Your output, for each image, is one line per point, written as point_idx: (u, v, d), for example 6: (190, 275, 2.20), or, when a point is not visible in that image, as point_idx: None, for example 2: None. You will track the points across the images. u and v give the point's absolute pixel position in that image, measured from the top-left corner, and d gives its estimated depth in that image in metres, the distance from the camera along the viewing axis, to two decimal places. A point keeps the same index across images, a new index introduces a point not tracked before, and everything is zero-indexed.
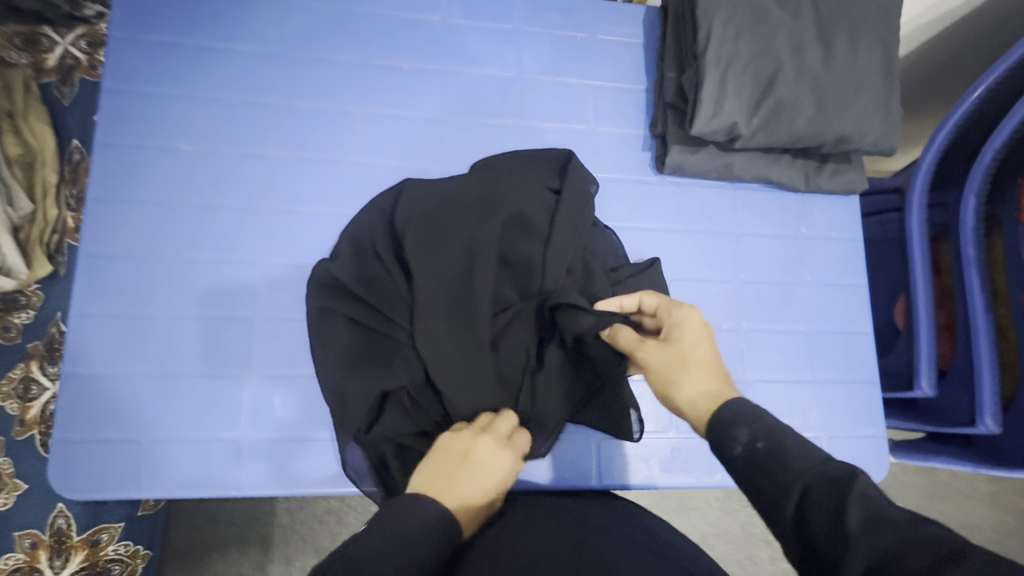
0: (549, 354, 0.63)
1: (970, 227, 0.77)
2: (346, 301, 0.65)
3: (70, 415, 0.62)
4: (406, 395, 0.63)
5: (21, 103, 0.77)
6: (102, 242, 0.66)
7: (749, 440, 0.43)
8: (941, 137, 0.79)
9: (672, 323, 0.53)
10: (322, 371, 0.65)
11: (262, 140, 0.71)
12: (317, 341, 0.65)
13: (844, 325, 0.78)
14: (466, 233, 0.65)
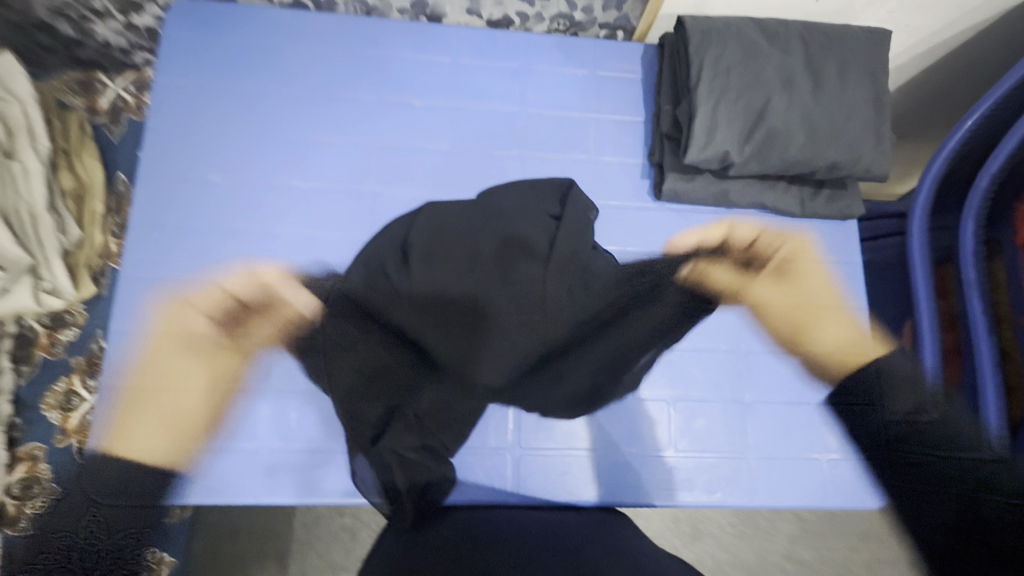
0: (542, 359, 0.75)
1: (969, 251, 0.79)
2: (362, 319, 0.74)
3: (105, 426, 0.67)
4: (420, 401, 0.72)
5: (75, 142, 0.86)
6: (139, 266, 0.72)
7: (911, 413, 0.81)
8: (939, 161, 0.80)
9: (795, 262, 0.82)
10: (333, 384, 0.71)
11: (287, 172, 0.77)
12: (330, 357, 0.72)
13: (845, 347, 0.79)
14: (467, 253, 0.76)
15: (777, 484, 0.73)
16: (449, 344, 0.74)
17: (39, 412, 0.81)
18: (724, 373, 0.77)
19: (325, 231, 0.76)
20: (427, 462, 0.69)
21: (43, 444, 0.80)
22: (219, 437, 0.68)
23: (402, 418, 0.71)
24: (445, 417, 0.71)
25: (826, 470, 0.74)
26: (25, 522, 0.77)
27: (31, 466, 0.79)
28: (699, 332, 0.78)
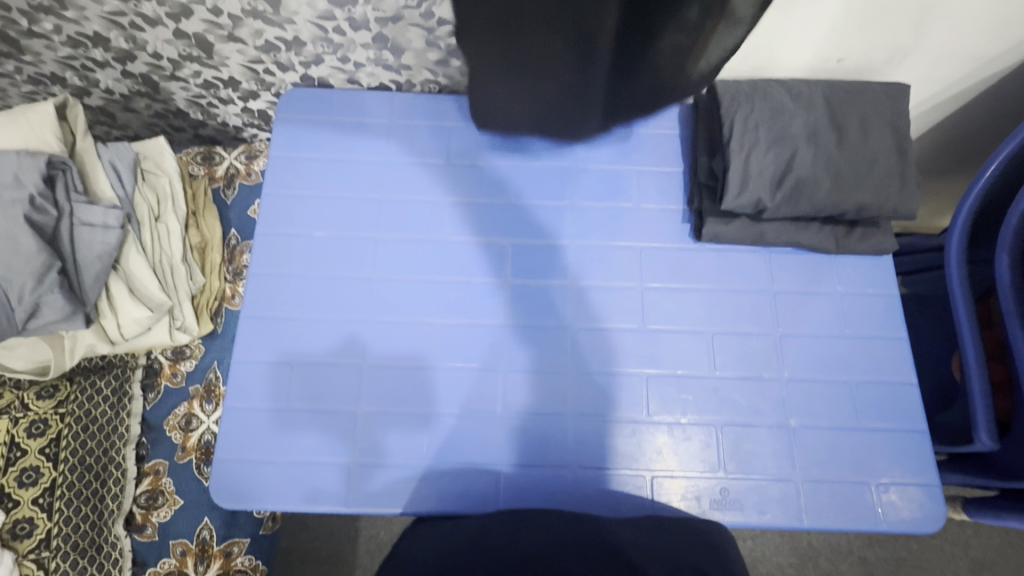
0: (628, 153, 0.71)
1: (1008, 282, 0.81)
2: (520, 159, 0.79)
3: (227, 441, 0.79)
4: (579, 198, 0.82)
5: (202, 205, 1.04)
6: (258, 306, 0.86)
7: None
8: (969, 202, 0.85)
9: None
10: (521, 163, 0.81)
11: (375, 226, 0.91)
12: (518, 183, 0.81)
13: (886, 375, 0.83)
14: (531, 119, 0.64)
15: (829, 508, 0.77)
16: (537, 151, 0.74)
17: (163, 433, 0.95)
18: (767, 399, 0.82)
19: (404, 273, 0.88)
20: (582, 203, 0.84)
21: (165, 460, 0.93)
22: (319, 450, 0.79)
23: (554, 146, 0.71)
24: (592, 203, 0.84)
25: (875, 496, 0.77)
26: (151, 528, 0.90)
27: (155, 480, 0.92)
28: (742, 360, 0.84)
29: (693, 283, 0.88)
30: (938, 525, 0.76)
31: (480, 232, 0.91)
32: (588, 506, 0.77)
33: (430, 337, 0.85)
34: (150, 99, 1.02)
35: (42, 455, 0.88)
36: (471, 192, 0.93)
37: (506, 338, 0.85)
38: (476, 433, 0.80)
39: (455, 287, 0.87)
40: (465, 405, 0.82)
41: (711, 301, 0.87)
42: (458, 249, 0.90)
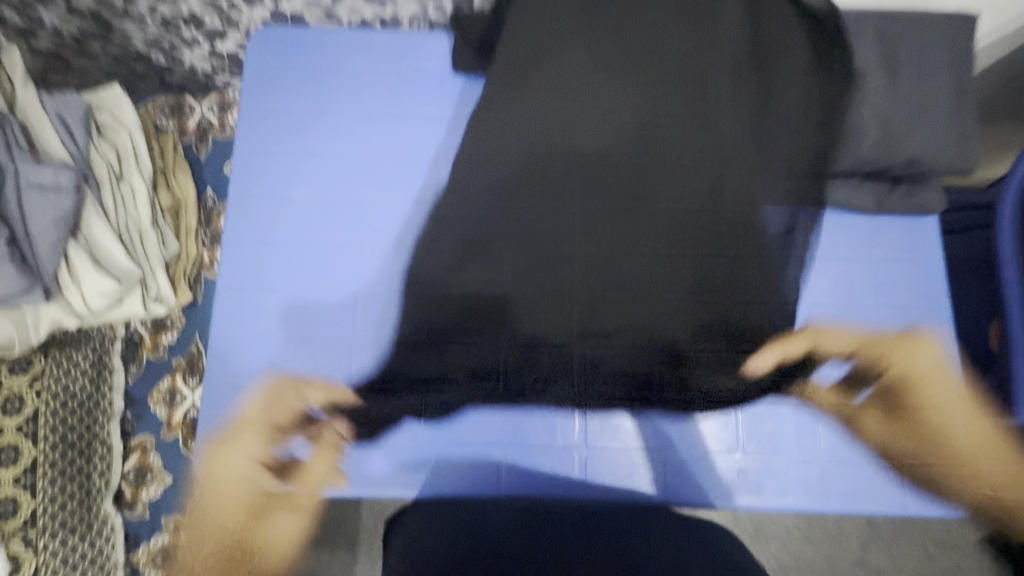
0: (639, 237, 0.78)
1: None
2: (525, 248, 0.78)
3: (210, 423, 0.74)
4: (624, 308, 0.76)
5: (171, 161, 0.95)
6: (236, 276, 0.78)
7: None
8: None
9: None
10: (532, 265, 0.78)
11: (359, 185, 0.82)
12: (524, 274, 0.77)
13: (921, 349, 0.76)
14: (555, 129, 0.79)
15: (854, 491, 0.72)
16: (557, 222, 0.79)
17: (148, 407, 0.92)
18: (792, 375, 0.75)
19: (396, 239, 0.80)
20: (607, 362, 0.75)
21: (151, 436, 0.91)
22: (311, 430, 0.74)
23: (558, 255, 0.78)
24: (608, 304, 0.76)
25: (903, 476, 0.72)
26: (140, 505, 0.88)
27: (142, 456, 0.91)
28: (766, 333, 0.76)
29: (735, 273, 0.77)
30: (970, 507, 0.71)
31: (489, 208, 0.78)
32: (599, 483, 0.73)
33: (435, 345, 0.75)
34: (104, 42, 0.88)
35: (21, 433, 0.78)
36: (476, 163, 0.79)
37: (499, 358, 0.75)
38: (479, 418, 0.74)
39: (466, 270, 0.77)
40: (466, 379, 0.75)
41: (746, 274, 0.76)
42: (462, 233, 0.78)
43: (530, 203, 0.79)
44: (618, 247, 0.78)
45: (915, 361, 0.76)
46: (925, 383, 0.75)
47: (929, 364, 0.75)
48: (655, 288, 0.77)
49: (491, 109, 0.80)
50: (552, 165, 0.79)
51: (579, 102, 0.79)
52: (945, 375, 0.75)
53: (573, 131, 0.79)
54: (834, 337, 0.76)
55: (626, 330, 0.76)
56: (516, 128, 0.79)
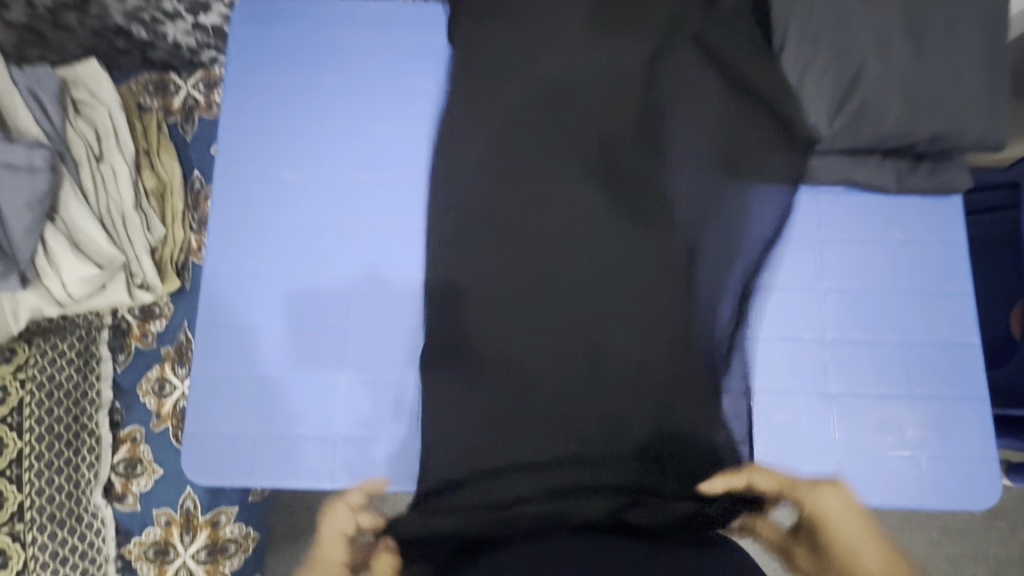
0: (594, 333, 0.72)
1: None
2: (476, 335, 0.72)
3: (199, 413, 0.71)
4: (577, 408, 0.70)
5: (155, 142, 0.90)
6: (223, 261, 0.75)
7: None
8: None
9: None
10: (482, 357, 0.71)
11: (351, 165, 0.78)
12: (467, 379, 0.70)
13: (943, 335, 0.72)
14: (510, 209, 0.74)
15: (872, 484, 0.69)
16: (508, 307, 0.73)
17: (137, 398, 0.87)
18: (807, 364, 0.72)
19: (391, 221, 0.76)
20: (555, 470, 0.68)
21: (142, 427, 0.86)
22: (305, 422, 0.71)
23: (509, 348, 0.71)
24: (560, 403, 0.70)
25: (923, 468, 0.69)
26: (131, 498, 0.84)
27: (133, 447, 0.86)
28: (779, 320, 0.73)
29: (691, 385, 0.70)
30: (993, 499, 0.68)
31: (492, 219, 0.74)
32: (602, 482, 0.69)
33: (447, 374, 0.71)
34: (81, 14, 0.84)
35: (4, 425, 0.80)
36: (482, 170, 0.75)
37: (448, 454, 0.69)
38: (490, 445, 0.69)
39: (474, 292, 0.72)
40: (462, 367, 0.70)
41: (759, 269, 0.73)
42: (472, 251, 0.73)
43: (481, 292, 0.73)
44: (632, 262, 0.73)
45: (824, 498, 0.67)
46: (838, 531, 0.65)
47: (838, 501, 0.67)
48: (671, 302, 0.72)
49: (491, 128, 0.75)
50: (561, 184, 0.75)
51: (540, 170, 0.75)
52: (850, 509, 0.67)
53: (577, 150, 0.75)
54: (768, 472, 0.69)
55: (641, 353, 0.71)
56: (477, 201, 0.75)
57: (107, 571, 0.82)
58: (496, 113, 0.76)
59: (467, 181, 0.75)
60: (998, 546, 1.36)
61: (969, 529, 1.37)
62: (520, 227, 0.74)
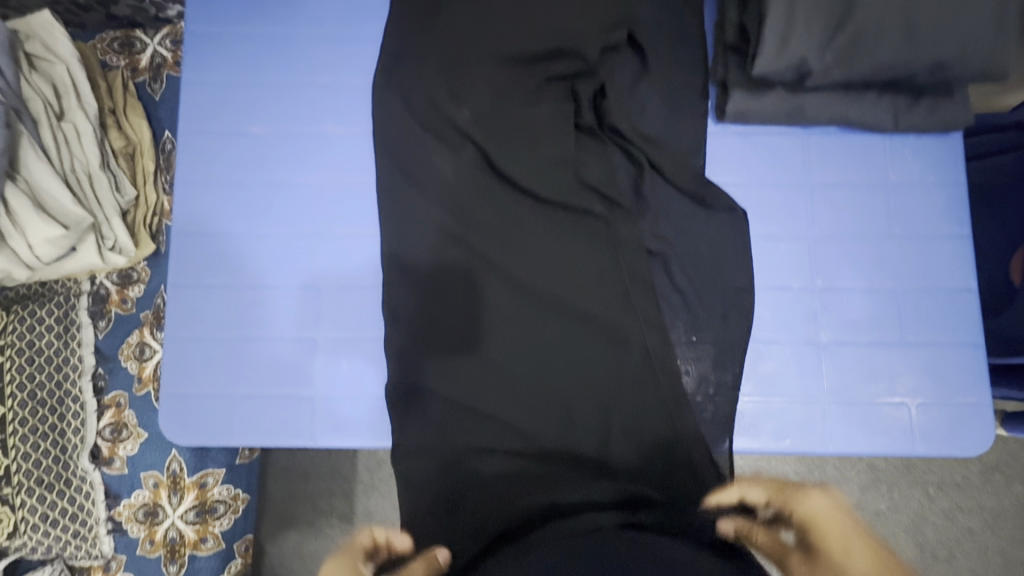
0: (572, 330, 0.69)
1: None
2: (448, 331, 0.69)
3: (174, 373, 0.70)
4: (553, 406, 0.67)
5: (121, 101, 0.86)
6: (191, 221, 0.72)
7: None
8: None
9: None
10: (455, 352, 0.68)
11: (321, 117, 0.74)
12: (439, 372, 0.68)
13: (940, 279, 0.70)
14: (484, 204, 0.70)
15: (861, 432, 0.67)
16: (483, 306, 0.69)
17: (118, 363, 0.87)
18: (795, 312, 0.70)
19: (365, 177, 0.74)
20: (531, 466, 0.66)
21: (125, 392, 0.86)
22: (284, 382, 0.70)
23: (484, 343, 0.68)
24: (539, 402, 0.68)
25: (915, 416, 0.67)
26: (119, 461, 0.85)
27: (118, 412, 0.86)
28: (767, 268, 0.71)
29: (672, 380, 0.67)
30: (986, 446, 0.66)
31: (467, 198, 0.70)
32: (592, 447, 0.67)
33: (433, 370, 0.68)
34: None
35: None
36: (456, 145, 0.71)
37: (424, 453, 0.67)
38: (472, 425, 0.67)
39: (452, 271, 0.70)
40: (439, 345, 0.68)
41: (742, 235, 0.70)
42: (453, 237, 0.70)
43: (456, 284, 0.70)
44: (616, 243, 0.69)
45: (807, 502, 0.53)
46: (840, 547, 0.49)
47: (820, 507, 0.52)
48: (653, 279, 0.69)
49: (465, 102, 0.71)
50: (539, 159, 0.70)
51: (518, 154, 0.70)
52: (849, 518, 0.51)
53: (552, 118, 0.71)
54: (754, 479, 0.58)
55: (620, 342, 0.68)
56: (447, 191, 0.71)
57: (99, 532, 0.83)
58: (472, 87, 0.70)
59: (436, 168, 0.71)
60: (992, 498, 1.38)
61: (966, 483, 1.38)
62: (502, 209, 0.70)
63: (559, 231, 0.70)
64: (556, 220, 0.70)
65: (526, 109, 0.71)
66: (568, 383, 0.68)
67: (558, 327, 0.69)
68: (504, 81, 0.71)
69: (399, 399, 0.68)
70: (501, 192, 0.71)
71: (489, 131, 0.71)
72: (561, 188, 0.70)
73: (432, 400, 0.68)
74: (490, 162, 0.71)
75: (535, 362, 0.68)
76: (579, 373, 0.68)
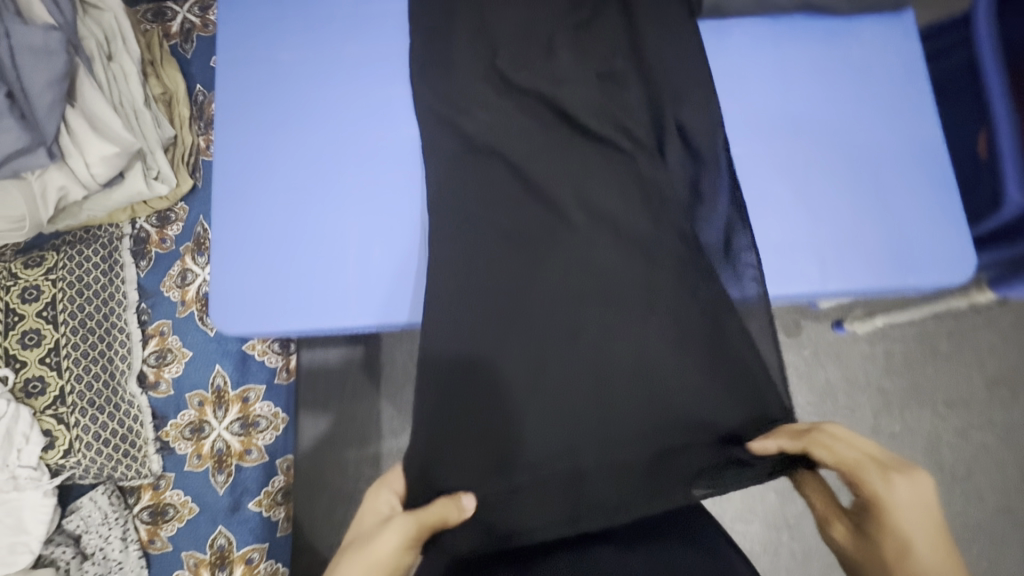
0: (592, 250, 0.73)
1: None
2: (471, 247, 0.72)
3: (223, 270, 0.76)
4: (580, 328, 0.71)
5: (159, 56, 0.95)
6: (231, 138, 0.80)
7: None
8: None
9: None
10: (475, 268, 0.71)
11: (342, 42, 0.83)
12: (463, 286, 0.71)
13: (909, 133, 0.77)
14: (497, 128, 0.76)
15: (859, 272, 0.73)
16: (504, 227, 0.73)
17: (161, 295, 0.92)
18: (783, 172, 0.76)
19: (385, 88, 0.82)
20: (563, 392, 0.69)
21: (168, 320, 0.91)
22: (325, 272, 0.76)
23: (508, 259, 0.72)
24: (562, 319, 0.71)
25: (904, 256, 0.73)
26: (164, 384, 0.89)
27: (162, 340, 0.91)
28: (753, 137, 0.78)
29: (689, 282, 0.70)
30: (968, 273, 0.72)
31: (462, 115, 0.76)
32: (626, 359, 0.70)
33: (458, 421, 0.67)
34: None
35: (41, 318, 0.86)
36: (454, 57, 0.78)
37: (453, 381, 0.68)
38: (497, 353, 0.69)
39: (472, 189, 0.74)
40: (467, 253, 0.72)
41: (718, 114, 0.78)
42: (452, 249, 0.72)
43: (474, 200, 0.74)
44: (607, 188, 0.75)
45: (892, 489, 0.52)
46: (909, 543, 0.51)
47: (912, 493, 0.52)
48: (656, 190, 0.73)
49: (469, 13, 0.79)
50: (536, 59, 0.78)
51: (521, 52, 0.79)
52: (925, 507, 0.51)
53: (547, 24, 0.80)
54: (831, 445, 0.57)
55: (636, 253, 0.72)
56: (460, 97, 0.77)
57: (147, 452, 0.86)
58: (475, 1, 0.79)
59: (451, 68, 0.78)
60: (1001, 412, 1.39)
61: (974, 400, 1.40)
62: (501, 192, 0.74)
63: (571, 151, 0.76)
64: (567, 147, 0.76)
65: (525, 11, 0.80)
66: (590, 304, 0.71)
67: (577, 245, 0.73)
68: None
69: (433, 408, 0.67)
70: (516, 115, 0.77)
71: (493, 35, 0.79)
72: (561, 76, 0.78)
73: (460, 456, 0.67)
74: (499, 76, 0.78)
75: (558, 287, 0.72)
76: (600, 293, 0.71)
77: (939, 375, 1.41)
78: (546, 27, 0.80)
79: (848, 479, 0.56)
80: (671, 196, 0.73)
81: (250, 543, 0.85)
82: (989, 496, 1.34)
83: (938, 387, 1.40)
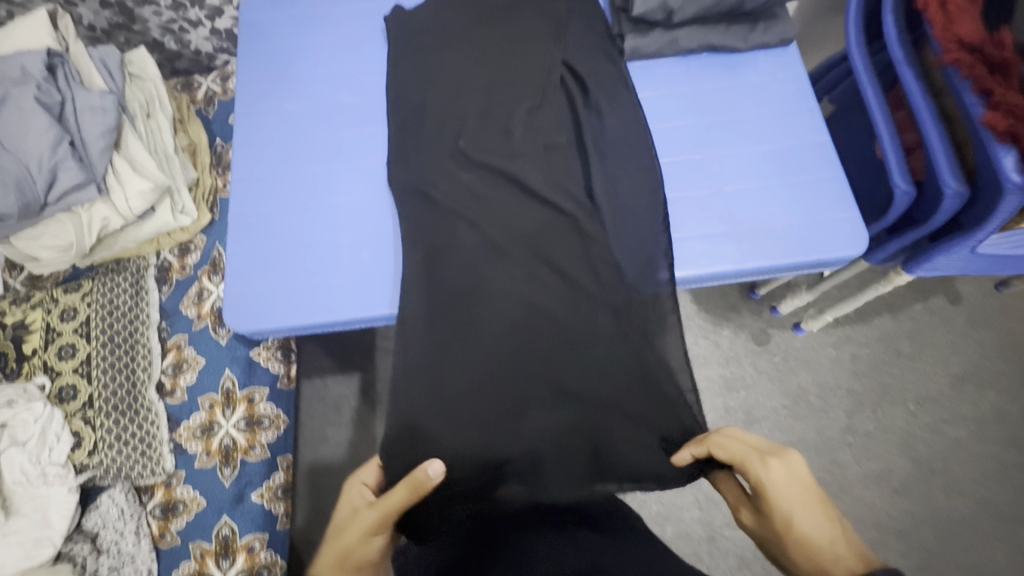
0: (540, 278, 0.89)
1: (899, 57, 0.88)
2: (439, 285, 0.88)
3: (235, 275, 0.90)
4: (531, 352, 0.87)
5: (186, 114, 1.13)
6: (245, 172, 0.97)
7: None
8: (853, 14, 0.96)
9: None
10: (444, 306, 0.88)
11: (336, 94, 1.02)
12: (434, 320, 0.87)
13: (806, 139, 0.93)
14: (456, 168, 0.93)
15: (773, 252, 0.86)
16: (466, 267, 0.89)
17: (180, 312, 1.05)
18: (703, 175, 0.92)
19: (372, 127, 0.99)
20: (518, 408, 0.85)
21: (184, 334, 1.03)
22: (319, 281, 0.89)
23: (472, 296, 0.88)
24: (516, 344, 0.87)
25: (811, 238, 0.87)
26: (180, 391, 1.00)
27: (178, 352, 1.02)
28: (677, 149, 0.94)
29: (619, 297, 0.86)
30: (863, 246, 0.86)
31: (432, 154, 0.94)
32: (568, 372, 0.86)
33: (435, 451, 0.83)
34: (128, 32, 1.15)
35: (76, 334, 0.98)
36: (420, 108, 0.97)
37: (427, 402, 0.84)
38: (462, 378, 0.85)
39: (438, 231, 0.91)
40: (441, 278, 0.89)
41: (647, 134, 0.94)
42: (417, 296, 0.87)
43: (440, 242, 0.90)
44: (542, 229, 0.91)
45: (769, 471, 0.66)
46: (790, 512, 0.63)
47: (785, 471, 0.65)
48: (591, 225, 0.89)
49: (436, 68, 0.99)
50: (493, 99, 0.97)
51: (479, 95, 0.97)
52: (797, 480, 0.65)
53: (501, 72, 0.98)
54: (724, 444, 0.72)
55: (573, 278, 0.89)
56: (429, 136, 0.95)
57: (162, 451, 0.95)
58: (441, 59, 0.99)
59: (424, 111, 0.96)
60: (969, 407, 1.45)
61: (942, 396, 1.47)
62: (462, 232, 0.91)
63: (519, 189, 0.93)
64: (516, 188, 0.93)
65: (481, 64, 0.98)
66: (539, 329, 0.88)
67: (527, 276, 0.89)
68: (464, 50, 0.99)
69: (411, 434, 0.83)
70: (471, 154, 0.93)
71: (455, 85, 0.97)
72: (513, 109, 0.95)
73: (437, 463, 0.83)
74: (459, 120, 0.96)
75: (511, 318, 0.88)
76: (544, 321, 0.88)
77: (903, 373, 1.49)
78: (499, 73, 0.98)
79: (740, 470, 0.70)
80: (595, 228, 0.89)
81: (253, 532, 0.93)
82: (968, 489, 1.38)
83: (904, 386, 1.48)
